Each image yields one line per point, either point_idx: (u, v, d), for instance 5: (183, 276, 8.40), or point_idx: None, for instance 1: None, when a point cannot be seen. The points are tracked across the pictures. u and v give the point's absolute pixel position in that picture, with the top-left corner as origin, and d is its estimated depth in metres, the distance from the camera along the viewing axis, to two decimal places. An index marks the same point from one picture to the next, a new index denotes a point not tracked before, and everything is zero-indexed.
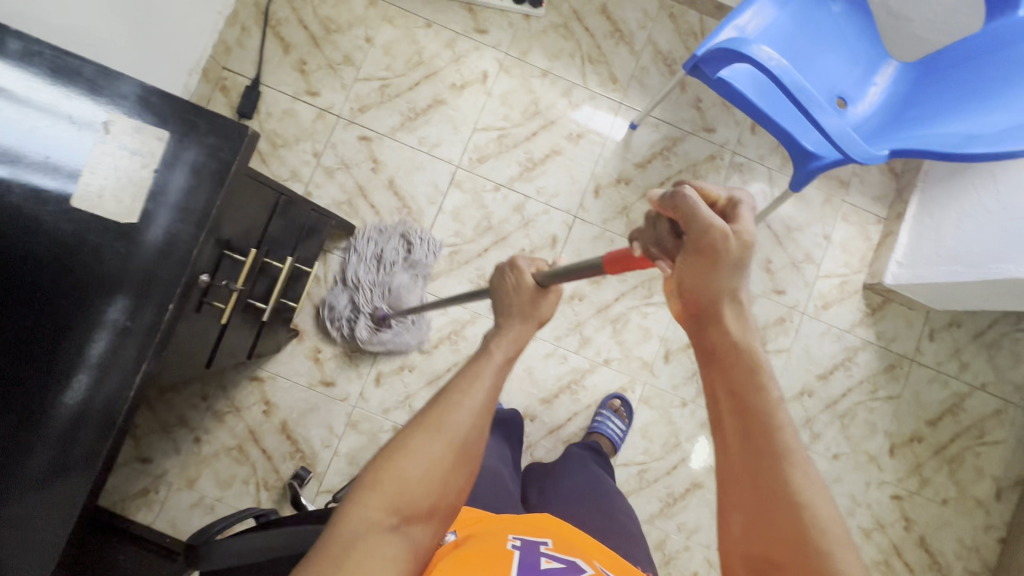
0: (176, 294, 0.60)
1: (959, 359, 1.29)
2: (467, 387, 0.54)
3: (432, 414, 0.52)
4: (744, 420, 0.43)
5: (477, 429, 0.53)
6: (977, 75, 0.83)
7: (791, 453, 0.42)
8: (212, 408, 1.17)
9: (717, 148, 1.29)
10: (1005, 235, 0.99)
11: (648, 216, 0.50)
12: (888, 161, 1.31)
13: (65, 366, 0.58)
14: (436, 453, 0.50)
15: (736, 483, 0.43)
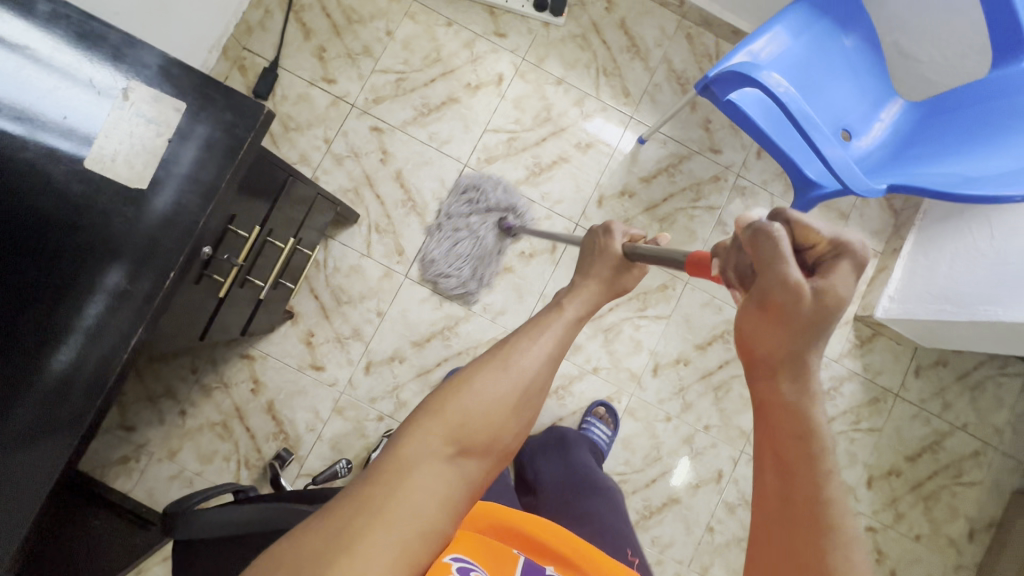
0: (178, 263, 0.61)
1: (943, 398, 1.31)
2: (534, 333, 0.60)
3: (500, 351, 0.58)
4: (783, 472, 0.43)
5: (535, 387, 0.57)
6: (981, 119, 0.85)
7: (837, 533, 0.40)
8: (200, 381, 1.18)
9: (722, 169, 1.30)
10: (996, 281, 1.01)
11: (734, 239, 0.49)
12: (889, 198, 1.33)
13: (65, 322, 0.59)
14: (498, 396, 0.55)
15: (768, 531, 0.42)
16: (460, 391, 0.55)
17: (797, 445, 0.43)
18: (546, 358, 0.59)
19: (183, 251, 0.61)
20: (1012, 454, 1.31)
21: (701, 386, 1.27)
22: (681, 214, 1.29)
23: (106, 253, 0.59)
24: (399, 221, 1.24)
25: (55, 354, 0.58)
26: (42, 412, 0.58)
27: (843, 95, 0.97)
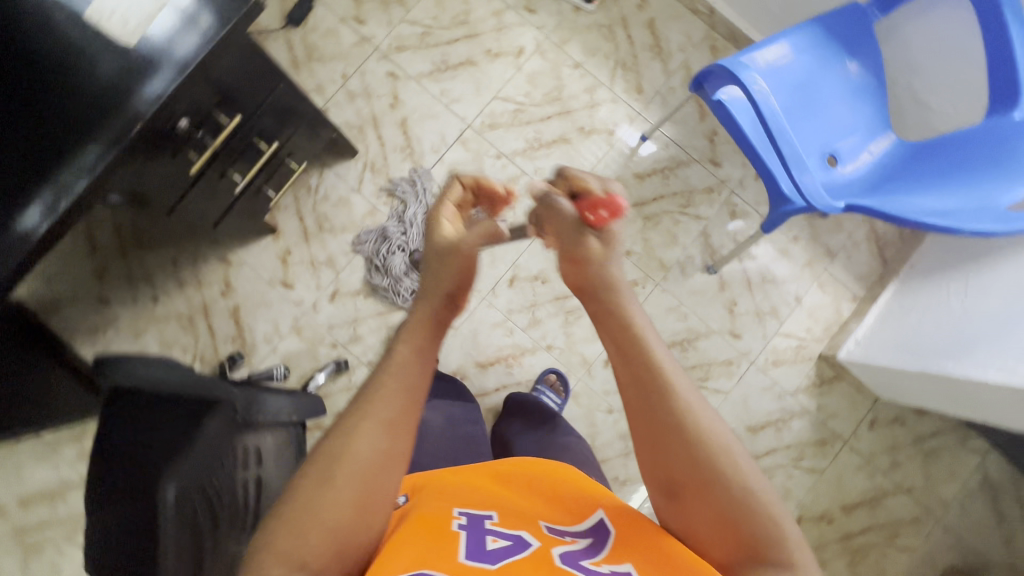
0: (138, 126, 0.67)
1: (893, 457, 1.28)
2: (397, 379, 0.51)
3: (361, 409, 0.49)
4: (667, 455, 0.50)
5: (403, 408, 0.51)
6: (961, 158, 0.86)
7: (732, 500, 0.47)
8: (177, 273, 1.24)
9: (717, 182, 1.31)
10: (954, 339, 1.01)
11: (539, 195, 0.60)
12: (881, 247, 1.32)
13: (43, 168, 0.67)
14: (373, 449, 0.48)
15: (666, 489, 0.51)
16: (322, 462, 0.47)
17: (680, 456, 0.49)
18: (412, 386, 0.52)
19: (143, 118, 0.67)
20: (954, 530, 1.27)
21: None
22: (667, 217, 1.30)
23: (88, 102, 0.67)
24: (395, 165, 1.28)
25: (26, 183, 0.66)
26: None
27: (837, 121, 0.97)
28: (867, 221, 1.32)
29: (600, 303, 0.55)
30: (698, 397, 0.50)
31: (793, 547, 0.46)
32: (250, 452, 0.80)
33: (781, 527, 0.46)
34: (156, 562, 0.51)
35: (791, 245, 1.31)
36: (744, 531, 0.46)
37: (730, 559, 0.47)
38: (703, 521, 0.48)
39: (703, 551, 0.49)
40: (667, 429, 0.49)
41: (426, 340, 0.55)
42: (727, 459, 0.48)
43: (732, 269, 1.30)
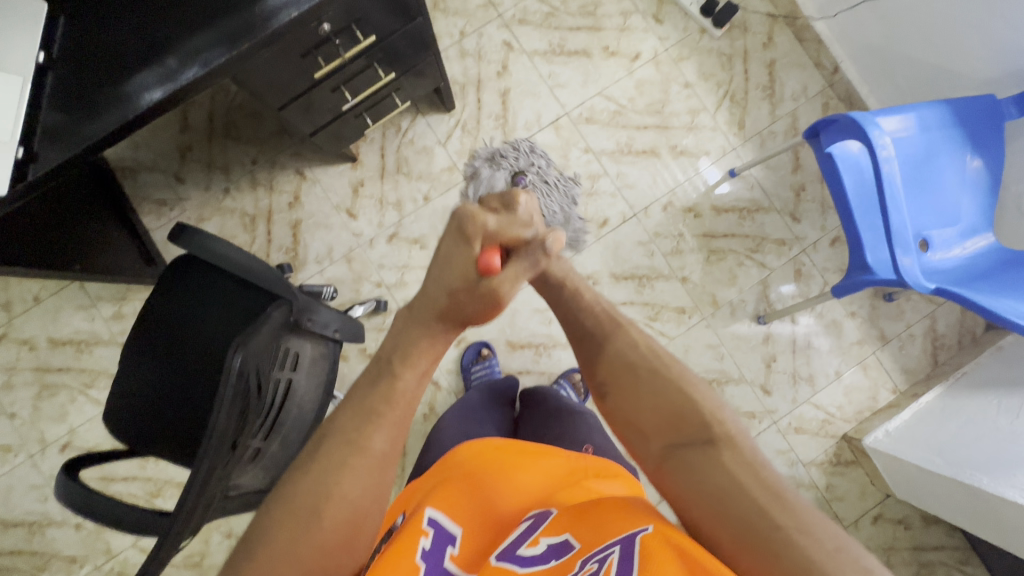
0: (285, 18, 0.70)
1: (887, 557, 1.25)
2: (391, 411, 0.58)
3: (356, 443, 0.55)
4: (614, 375, 0.65)
5: (394, 429, 0.58)
6: None
7: (668, 393, 0.60)
8: (253, 174, 1.27)
9: (791, 237, 1.29)
10: (996, 457, 0.97)
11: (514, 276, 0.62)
12: (935, 348, 1.29)
13: (190, 32, 0.70)
14: (361, 482, 0.54)
15: (623, 411, 0.63)
16: (306, 502, 0.52)
17: (622, 368, 0.64)
18: (404, 404, 0.60)
19: (290, 10, 0.70)
20: None
21: None
22: (732, 256, 1.29)
23: None
24: (485, 131, 1.29)
25: (172, 45, 0.70)
26: (130, 77, 0.70)
27: (933, 203, 0.95)
28: (928, 318, 1.30)
29: (535, 266, 0.70)
30: (617, 313, 0.70)
31: (712, 422, 0.57)
32: (289, 355, 0.83)
33: (697, 405, 0.58)
34: (215, 413, 0.53)
35: (846, 320, 1.29)
36: (665, 413, 0.59)
37: (661, 445, 0.58)
38: (629, 412, 0.62)
39: (639, 445, 0.61)
40: (591, 333, 0.69)
41: (430, 364, 0.63)
42: (641, 353, 0.65)
43: (781, 326, 1.28)
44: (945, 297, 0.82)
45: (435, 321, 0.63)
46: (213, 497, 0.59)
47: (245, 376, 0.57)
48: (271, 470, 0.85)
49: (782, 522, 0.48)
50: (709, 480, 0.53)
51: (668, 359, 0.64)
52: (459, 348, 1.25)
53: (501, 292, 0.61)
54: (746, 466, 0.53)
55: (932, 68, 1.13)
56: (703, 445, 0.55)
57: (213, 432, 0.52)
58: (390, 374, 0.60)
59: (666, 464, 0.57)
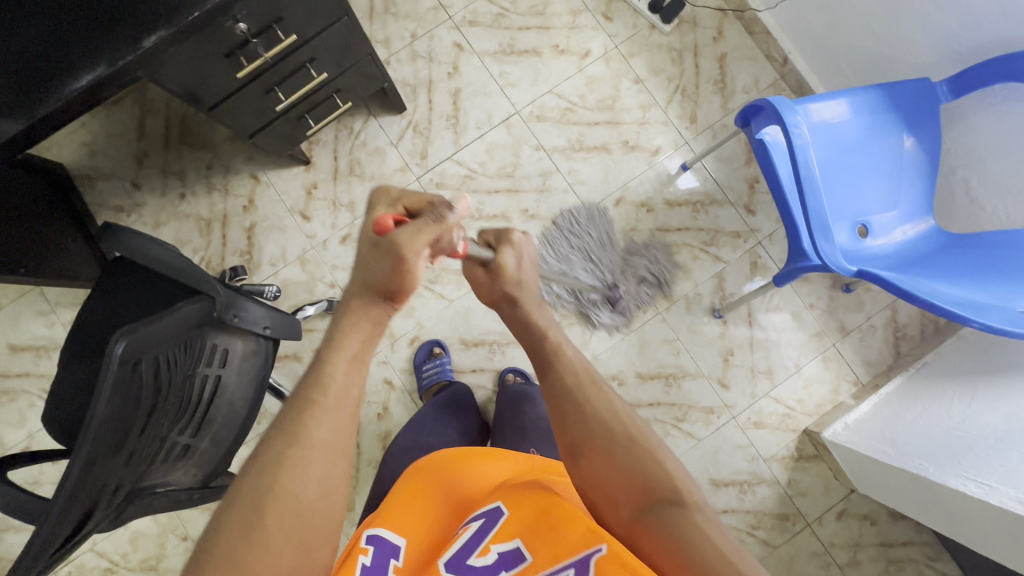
0: (203, 13, 0.71)
1: (853, 554, 1.22)
2: (328, 397, 0.52)
3: (295, 434, 0.49)
4: (588, 443, 0.59)
5: (333, 418, 0.51)
6: (999, 260, 0.84)
7: (646, 454, 0.57)
8: (209, 178, 1.29)
9: (746, 229, 1.28)
10: (948, 447, 0.93)
11: (404, 226, 0.56)
12: (897, 339, 1.26)
13: (111, 25, 0.71)
14: (303, 477, 0.48)
15: (597, 471, 0.57)
16: (252, 498, 0.46)
17: (602, 434, 0.59)
18: (345, 397, 0.53)
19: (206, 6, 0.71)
20: None
21: None
22: (687, 249, 1.27)
23: None
24: (437, 131, 1.30)
25: (94, 37, 0.70)
26: (52, 70, 0.70)
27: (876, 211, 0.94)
28: (889, 308, 1.27)
29: (513, 302, 0.70)
30: (597, 373, 0.65)
31: (683, 488, 0.55)
32: (217, 352, 0.84)
33: (668, 470, 0.55)
34: (95, 402, 0.53)
35: (805, 311, 1.27)
36: (638, 479, 0.55)
37: (633, 509, 0.55)
38: (601, 478, 0.57)
39: (608, 512, 0.57)
40: (570, 396, 0.62)
41: (359, 344, 0.57)
42: (621, 421, 0.60)
43: (738, 320, 1.26)
44: (871, 283, 0.80)
45: (357, 296, 0.59)
46: (108, 487, 0.59)
47: (131, 365, 0.58)
48: (203, 468, 0.86)
49: (742, 569, 0.47)
50: (680, 539, 0.50)
51: (642, 427, 0.60)
52: (412, 347, 1.25)
53: (397, 238, 0.55)
54: (717, 528, 0.51)
55: (876, 55, 1.12)
56: (675, 507, 0.53)
57: (93, 420, 0.53)
58: (316, 366, 0.54)
59: (639, 528, 0.53)
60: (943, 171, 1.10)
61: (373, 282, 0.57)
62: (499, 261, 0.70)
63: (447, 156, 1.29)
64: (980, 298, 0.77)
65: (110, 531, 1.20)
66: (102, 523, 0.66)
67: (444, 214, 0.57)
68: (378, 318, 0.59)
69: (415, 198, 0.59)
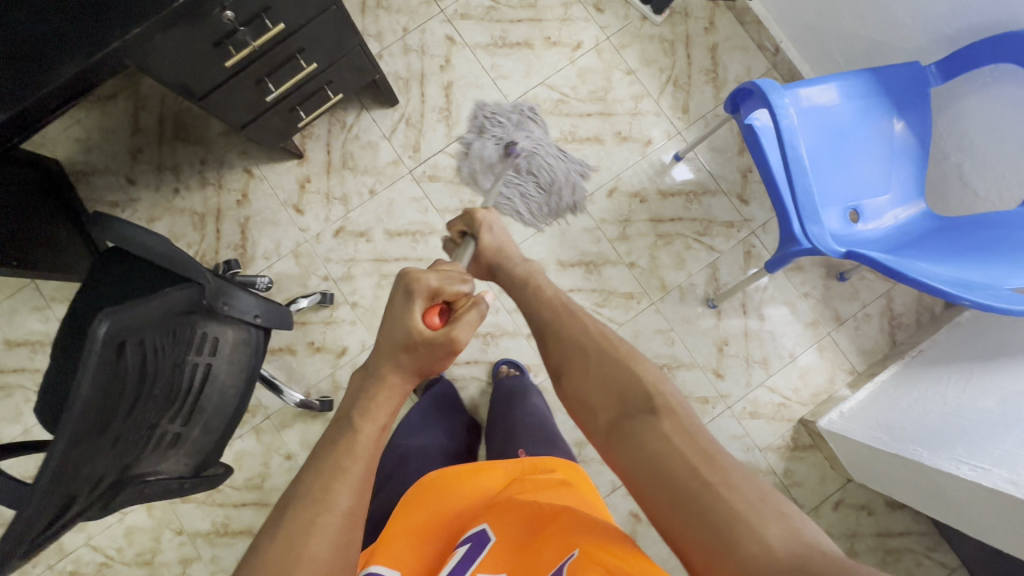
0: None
1: (851, 544, 1.21)
2: (356, 464, 0.53)
3: (321, 498, 0.50)
4: (569, 360, 0.64)
5: (359, 483, 0.53)
6: (992, 240, 0.83)
7: (618, 363, 0.60)
8: (202, 173, 1.29)
9: (740, 219, 1.28)
10: (942, 432, 0.92)
11: (459, 321, 0.62)
12: (893, 328, 1.26)
13: (100, 11, 0.71)
14: (332, 542, 0.48)
15: (575, 383, 0.62)
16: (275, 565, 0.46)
17: (579, 351, 0.64)
18: (372, 465, 0.54)
19: None
20: None
21: None
22: (680, 239, 1.27)
23: None
24: (429, 123, 1.30)
25: (82, 23, 0.71)
26: (40, 55, 0.70)
27: (867, 178, 0.94)
28: (884, 297, 1.27)
29: (500, 267, 0.80)
30: (574, 305, 0.70)
31: (654, 391, 0.56)
32: (207, 340, 0.84)
33: (639, 378, 0.58)
34: (78, 381, 0.54)
35: (799, 301, 1.26)
36: (612, 388, 0.59)
37: (608, 418, 0.58)
38: (580, 391, 0.62)
39: (589, 421, 0.60)
40: (551, 326, 0.69)
41: (389, 416, 0.59)
42: (596, 340, 0.64)
43: (732, 310, 1.26)
44: (860, 264, 0.80)
45: (399, 378, 0.61)
46: (94, 471, 0.59)
47: (116, 345, 0.58)
48: (195, 457, 0.87)
49: (710, 478, 0.48)
50: (647, 449, 0.52)
51: (617, 341, 0.64)
52: None
53: (455, 336, 0.61)
54: (683, 431, 0.52)
55: (866, 41, 1.12)
56: (645, 415, 0.55)
57: (77, 399, 0.53)
58: (350, 431, 0.55)
59: (613, 439, 0.56)
60: (936, 156, 1.09)
61: (420, 366, 0.62)
62: (479, 241, 0.81)
63: (439, 148, 1.29)
64: (968, 277, 0.77)
65: (105, 525, 1.20)
66: (88, 512, 0.66)
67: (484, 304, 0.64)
68: (405, 390, 0.62)
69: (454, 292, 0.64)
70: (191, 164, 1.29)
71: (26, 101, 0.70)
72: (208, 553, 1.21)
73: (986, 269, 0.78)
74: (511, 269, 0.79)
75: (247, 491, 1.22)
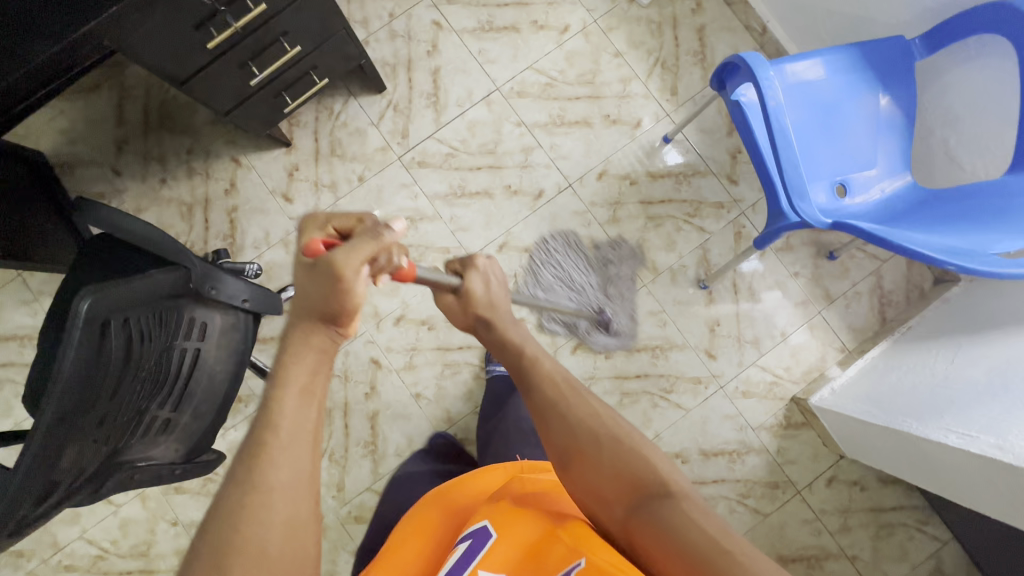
0: None
1: (844, 520, 1.22)
2: (280, 437, 0.49)
3: (251, 480, 0.47)
4: (577, 445, 0.63)
5: (296, 451, 0.50)
6: (983, 208, 0.83)
7: (630, 447, 0.61)
8: (189, 163, 1.28)
9: (730, 200, 1.28)
10: (931, 401, 0.93)
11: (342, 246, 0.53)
12: (883, 305, 1.26)
13: None
14: (270, 522, 0.46)
15: (585, 471, 0.61)
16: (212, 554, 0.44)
17: (588, 439, 0.62)
18: (302, 431, 0.51)
19: None
20: None
21: (612, 385, 1.23)
22: (671, 221, 1.27)
23: None
24: (417, 109, 1.29)
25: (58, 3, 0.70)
26: (13, 34, 0.69)
27: (855, 149, 0.94)
28: (874, 275, 1.27)
29: (489, 323, 0.74)
30: (576, 382, 0.69)
31: (669, 480, 0.58)
32: (195, 326, 0.84)
33: (653, 465, 0.59)
34: (60, 360, 0.54)
35: (790, 281, 1.27)
36: (626, 477, 0.59)
37: (625, 508, 0.57)
38: (592, 481, 0.60)
39: (603, 512, 0.59)
40: (552, 406, 0.66)
41: (306, 376, 0.54)
42: (604, 424, 0.64)
43: (723, 290, 1.26)
44: (848, 234, 0.80)
45: (301, 321, 0.55)
46: (79, 445, 0.59)
47: (99, 325, 0.58)
48: (186, 443, 0.86)
49: (729, 547, 0.49)
50: (673, 531, 0.52)
51: (626, 426, 0.64)
52: (399, 326, 1.25)
53: (331, 258, 0.52)
54: (704, 514, 0.53)
55: (852, 17, 1.12)
56: (663, 499, 0.56)
57: (59, 378, 0.53)
58: (264, 406, 0.51)
59: (634, 526, 0.56)
60: (923, 132, 1.09)
61: (314, 303, 0.54)
62: (467, 288, 0.74)
63: (428, 134, 1.29)
64: (955, 243, 0.77)
65: (101, 517, 1.20)
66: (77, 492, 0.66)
67: (380, 227, 0.56)
68: (323, 346, 0.56)
69: (344, 218, 0.58)
70: (178, 153, 1.28)
71: (8, 79, 0.69)
72: None
73: (977, 235, 0.78)
74: (506, 337, 0.73)
75: None
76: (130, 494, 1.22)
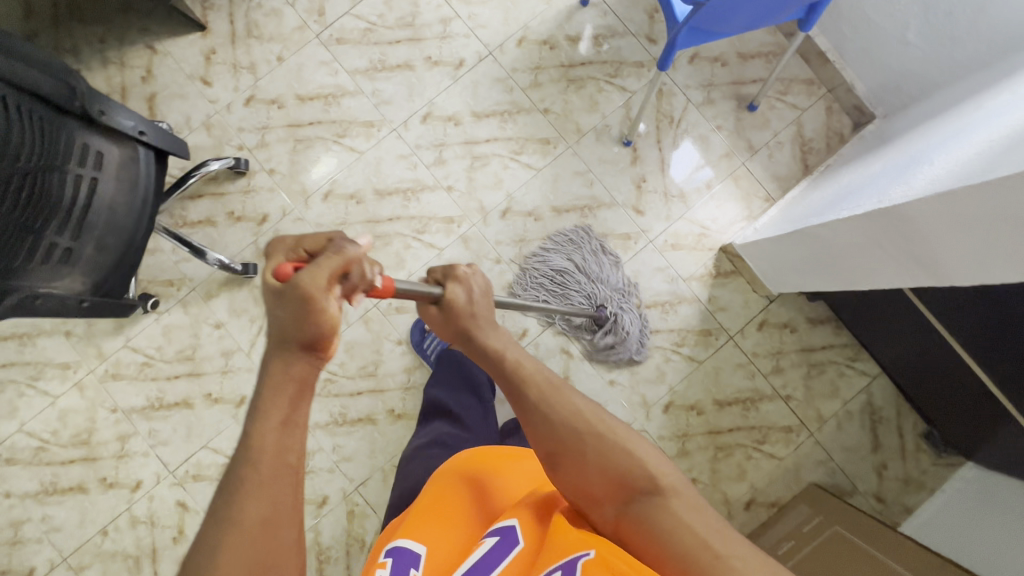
0: None
1: (776, 362, 1.26)
2: (258, 471, 0.46)
3: (227, 516, 0.44)
4: (569, 447, 0.59)
5: (274, 490, 0.46)
6: None
7: (616, 442, 0.58)
8: (103, 53, 1.26)
9: (650, 59, 1.29)
10: (833, 201, 0.96)
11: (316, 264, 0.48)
12: (805, 154, 1.28)
13: None
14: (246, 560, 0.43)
15: (573, 471, 0.58)
16: None
17: (572, 440, 0.59)
18: (281, 468, 0.47)
19: None
20: (825, 447, 1.25)
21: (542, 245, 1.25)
22: (592, 83, 1.28)
23: None
24: None
25: None
26: None
27: None
28: (795, 124, 1.28)
29: (473, 336, 0.67)
30: (558, 380, 0.64)
31: (656, 472, 0.56)
32: (88, 153, 0.83)
33: (638, 459, 0.56)
34: None
35: (712, 134, 1.28)
36: (614, 475, 0.56)
37: (615, 507, 0.56)
38: (580, 481, 0.58)
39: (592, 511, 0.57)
40: (535, 406, 0.62)
41: (287, 407, 0.48)
42: (588, 422, 0.60)
43: (647, 147, 1.27)
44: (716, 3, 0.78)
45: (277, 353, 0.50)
46: None
47: None
48: (92, 277, 0.86)
49: (721, 549, 0.50)
50: (662, 537, 0.52)
51: (610, 418, 0.61)
52: (328, 202, 1.25)
53: (302, 283, 0.47)
54: (693, 511, 0.53)
55: None
56: (652, 497, 0.55)
57: None
58: (243, 439, 0.47)
59: (624, 523, 0.55)
60: None
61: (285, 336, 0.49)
62: (449, 296, 0.67)
63: (344, 11, 1.28)
64: None
65: (39, 408, 1.20)
66: None
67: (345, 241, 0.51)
68: (302, 374, 0.50)
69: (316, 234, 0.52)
70: (90, 42, 1.25)
71: None
72: (145, 427, 1.21)
73: None
74: (479, 339, 0.67)
75: (179, 363, 1.22)
76: (67, 385, 1.22)
